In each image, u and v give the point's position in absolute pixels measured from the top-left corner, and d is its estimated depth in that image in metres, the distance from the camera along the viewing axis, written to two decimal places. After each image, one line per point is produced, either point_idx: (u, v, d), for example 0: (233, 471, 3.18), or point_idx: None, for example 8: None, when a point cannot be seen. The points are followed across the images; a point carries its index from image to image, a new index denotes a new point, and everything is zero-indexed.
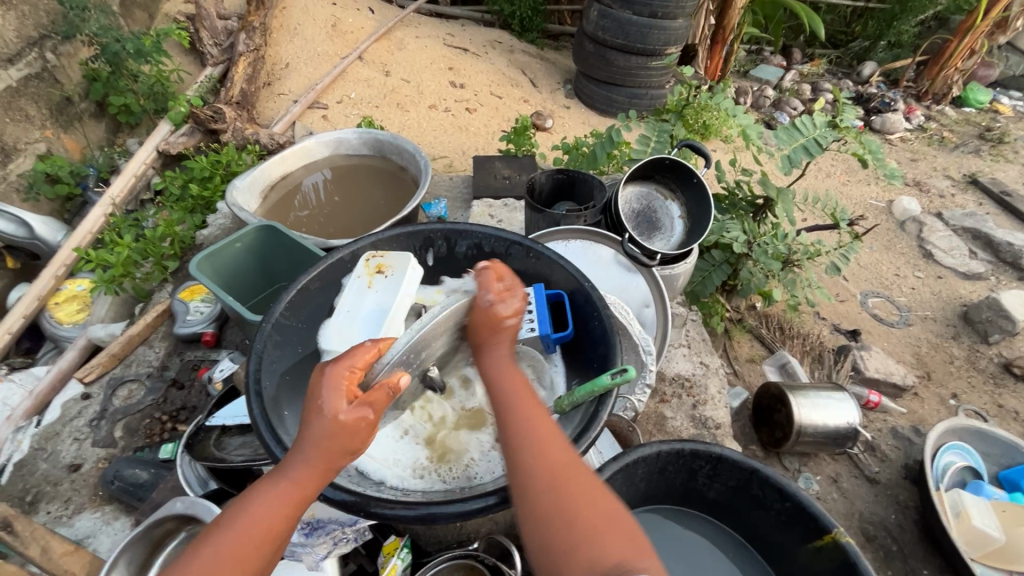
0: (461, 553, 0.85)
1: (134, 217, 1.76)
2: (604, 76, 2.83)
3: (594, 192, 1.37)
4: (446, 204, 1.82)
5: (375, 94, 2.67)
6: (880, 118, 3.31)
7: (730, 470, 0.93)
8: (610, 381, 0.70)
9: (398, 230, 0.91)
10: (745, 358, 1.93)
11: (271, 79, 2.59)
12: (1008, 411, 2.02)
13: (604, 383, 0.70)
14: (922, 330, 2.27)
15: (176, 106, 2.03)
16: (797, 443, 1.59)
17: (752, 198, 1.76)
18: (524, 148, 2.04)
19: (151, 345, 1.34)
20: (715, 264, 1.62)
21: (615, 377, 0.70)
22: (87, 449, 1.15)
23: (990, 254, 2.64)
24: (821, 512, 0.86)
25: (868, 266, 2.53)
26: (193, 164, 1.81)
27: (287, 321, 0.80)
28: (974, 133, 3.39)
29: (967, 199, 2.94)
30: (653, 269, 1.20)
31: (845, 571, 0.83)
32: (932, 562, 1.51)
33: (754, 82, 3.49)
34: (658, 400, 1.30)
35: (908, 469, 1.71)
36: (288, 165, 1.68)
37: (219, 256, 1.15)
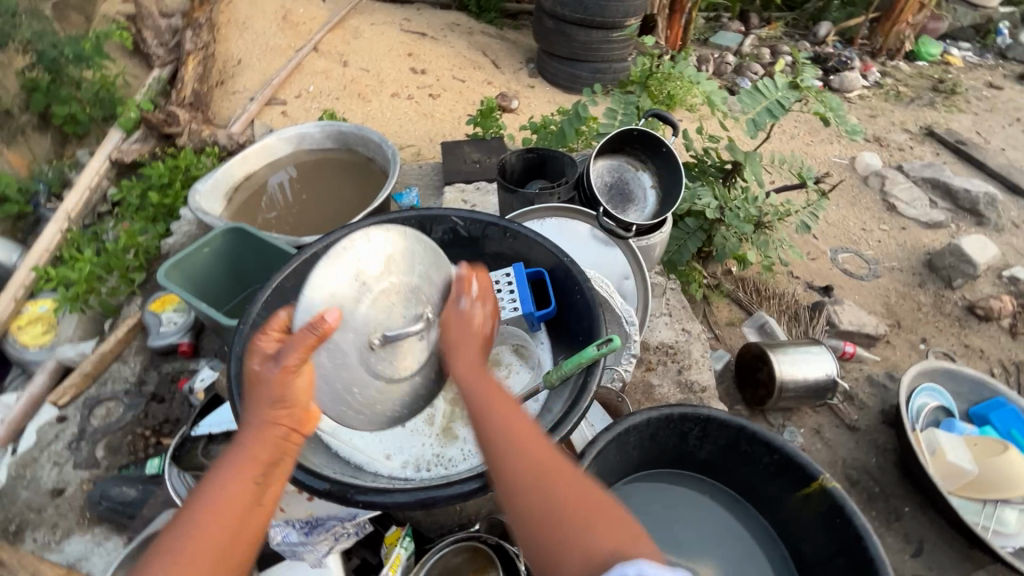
0: (464, 535, 0.85)
1: (94, 231, 1.69)
2: (567, 52, 2.80)
3: (566, 169, 1.36)
4: (418, 193, 1.79)
5: (333, 85, 2.60)
6: (839, 77, 3.36)
7: (718, 429, 0.96)
8: (595, 353, 0.71)
9: (370, 221, 0.89)
10: (725, 322, 1.97)
11: (224, 77, 2.50)
12: (974, 350, 2.12)
13: (589, 355, 0.71)
14: (890, 281, 2.35)
15: (125, 111, 1.94)
16: (779, 399, 1.64)
17: (721, 164, 1.78)
18: (492, 130, 2.01)
19: (126, 360, 1.31)
20: (689, 232, 1.64)
21: (600, 348, 0.71)
22: (69, 472, 1.12)
23: (950, 202, 2.73)
24: (808, 461, 0.89)
25: (836, 222, 2.59)
26: (150, 171, 1.74)
27: (265, 322, 0.78)
28: (928, 85, 3.48)
29: (925, 150, 3.03)
30: (629, 240, 1.22)
31: (834, 513, 0.87)
32: (912, 499, 1.59)
33: (715, 49, 3.51)
34: (644, 369, 1.32)
35: (885, 414, 1.78)
36: (251, 164, 1.63)
37: (187, 262, 1.12)
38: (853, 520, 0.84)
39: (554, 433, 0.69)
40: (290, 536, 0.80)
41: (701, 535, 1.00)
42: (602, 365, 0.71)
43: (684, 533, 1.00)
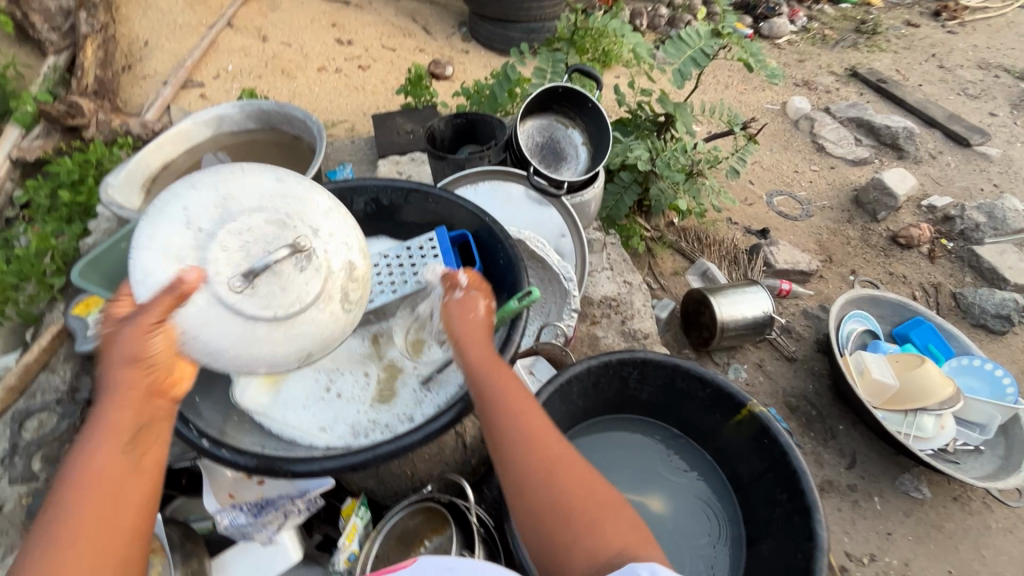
0: (417, 498, 0.87)
1: (2, 237, 1.57)
2: (497, 13, 2.74)
3: (495, 131, 1.35)
4: (352, 168, 1.74)
5: (254, 63, 2.46)
6: (767, 24, 3.43)
7: (655, 371, 1.01)
8: (518, 306, 0.76)
9: None
10: (670, 272, 2.04)
11: (131, 61, 2.32)
12: (898, 276, 2.27)
13: (513, 309, 0.77)
14: (822, 219, 2.47)
15: (20, 105, 1.79)
16: (722, 339, 1.72)
17: (654, 117, 1.81)
18: (424, 99, 1.97)
19: (54, 369, 1.24)
20: (625, 185, 1.66)
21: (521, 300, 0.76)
22: (4, 489, 1.07)
23: (873, 139, 2.87)
24: (736, 390, 0.95)
25: (770, 167, 2.68)
26: (56, 168, 1.62)
27: None
28: (850, 27, 3.60)
29: (850, 91, 3.15)
30: (562, 199, 1.23)
31: (762, 435, 0.93)
32: (845, 418, 1.72)
33: (647, 2, 3.50)
34: (589, 323, 1.35)
35: (819, 343, 1.90)
36: (168, 152, 1.54)
37: (103, 259, 1.06)
38: (779, 439, 0.90)
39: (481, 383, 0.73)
40: (238, 518, 0.81)
41: (649, 471, 1.07)
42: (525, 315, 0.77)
43: (634, 471, 1.07)
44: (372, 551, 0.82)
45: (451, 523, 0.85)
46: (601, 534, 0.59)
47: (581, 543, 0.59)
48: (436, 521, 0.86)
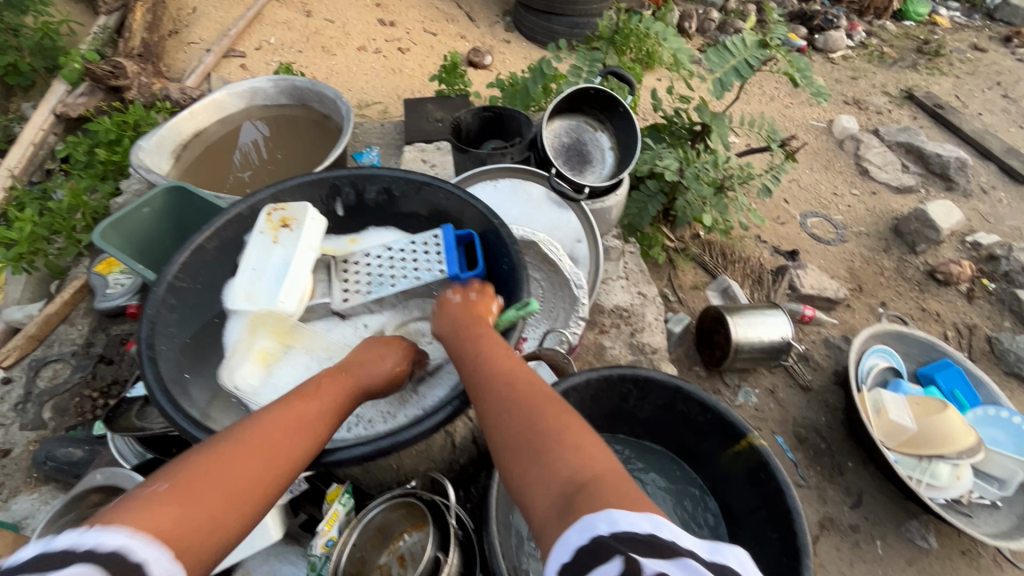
0: (400, 492, 0.86)
1: (39, 188, 1.63)
2: (543, 5, 2.70)
3: (522, 128, 1.33)
4: (379, 152, 1.75)
5: (296, 37, 2.48)
6: (823, 36, 3.30)
7: (656, 388, 0.98)
8: (515, 315, 0.75)
9: (300, 177, 0.84)
10: (690, 285, 1.99)
11: (179, 26, 2.38)
12: (931, 313, 2.17)
13: (510, 317, 0.76)
14: (856, 246, 2.37)
15: (69, 62, 1.85)
16: (735, 360, 1.68)
17: (689, 125, 1.75)
18: (458, 87, 1.95)
19: (73, 323, 1.28)
20: (650, 194, 1.60)
21: (519, 310, 0.75)
22: (15, 433, 1.11)
23: (921, 167, 2.74)
24: (738, 419, 0.92)
25: (808, 187, 2.59)
26: (96, 126, 1.67)
27: (181, 284, 0.74)
28: (911, 47, 3.43)
29: (903, 114, 3.01)
30: (581, 202, 1.21)
31: (759, 470, 0.90)
32: (856, 455, 1.66)
33: (698, 4, 3.41)
34: (597, 331, 1.33)
35: (838, 375, 1.84)
36: (201, 120, 1.56)
37: (126, 222, 1.08)
38: (775, 475, 0.86)
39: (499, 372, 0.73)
40: None
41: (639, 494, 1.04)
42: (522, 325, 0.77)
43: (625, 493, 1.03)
44: (349, 539, 0.81)
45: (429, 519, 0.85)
46: (555, 466, 0.56)
47: (554, 481, 0.55)
48: (416, 517, 0.87)
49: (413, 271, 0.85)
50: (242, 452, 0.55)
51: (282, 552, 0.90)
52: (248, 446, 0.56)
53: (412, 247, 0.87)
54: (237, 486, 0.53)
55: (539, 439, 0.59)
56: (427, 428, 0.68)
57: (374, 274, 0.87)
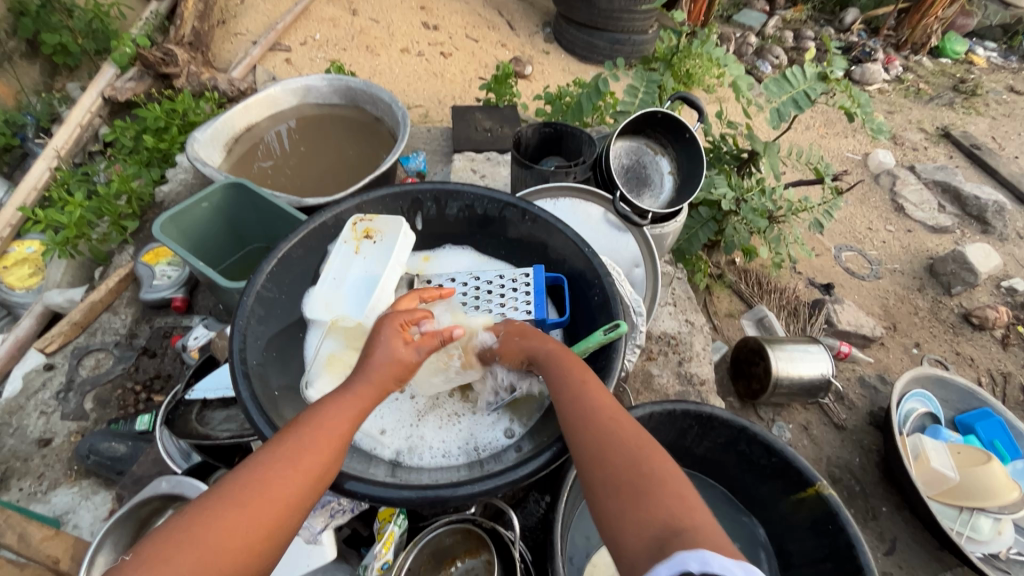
0: (459, 518, 0.83)
1: (84, 171, 1.62)
2: (586, 19, 2.68)
3: (583, 147, 1.30)
4: (425, 157, 1.74)
5: (341, 34, 2.48)
6: (861, 68, 3.28)
7: (720, 427, 0.95)
8: (604, 337, 0.72)
9: (385, 189, 0.84)
10: (725, 313, 1.97)
11: (225, 17, 2.38)
12: (965, 358, 2.14)
13: (597, 340, 0.73)
14: (890, 283, 2.34)
15: (119, 45, 1.84)
16: (772, 395, 1.65)
17: (738, 152, 1.71)
18: (505, 97, 1.93)
19: (116, 312, 1.26)
20: (702, 221, 1.62)
21: (609, 332, 0.72)
22: (56, 422, 1.09)
23: (957, 207, 2.70)
24: (806, 466, 0.89)
25: (843, 219, 2.56)
26: (145, 113, 1.66)
27: (269, 293, 0.72)
28: (949, 84, 3.40)
29: (939, 152, 2.98)
30: (644, 228, 1.17)
31: (825, 520, 0.87)
32: (890, 500, 1.63)
33: (737, 28, 3.40)
34: (645, 358, 1.30)
35: (873, 415, 1.81)
36: (253, 114, 1.55)
37: (184, 217, 1.07)
38: (845, 526, 0.84)
39: None
40: None
41: None
42: (610, 349, 0.74)
43: None
44: (406, 564, 0.79)
45: (490, 548, 0.82)
46: (652, 513, 0.52)
47: (646, 525, 0.52)
48: (471, 543, 0.85)
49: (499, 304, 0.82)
50: (245, 499, 0.50)
51: None
52: (249, 487, 0.51)
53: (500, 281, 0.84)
54: (230, 537, 0.48)
55: (637, 481, 0.55)
56: (501, 485, 0.63)
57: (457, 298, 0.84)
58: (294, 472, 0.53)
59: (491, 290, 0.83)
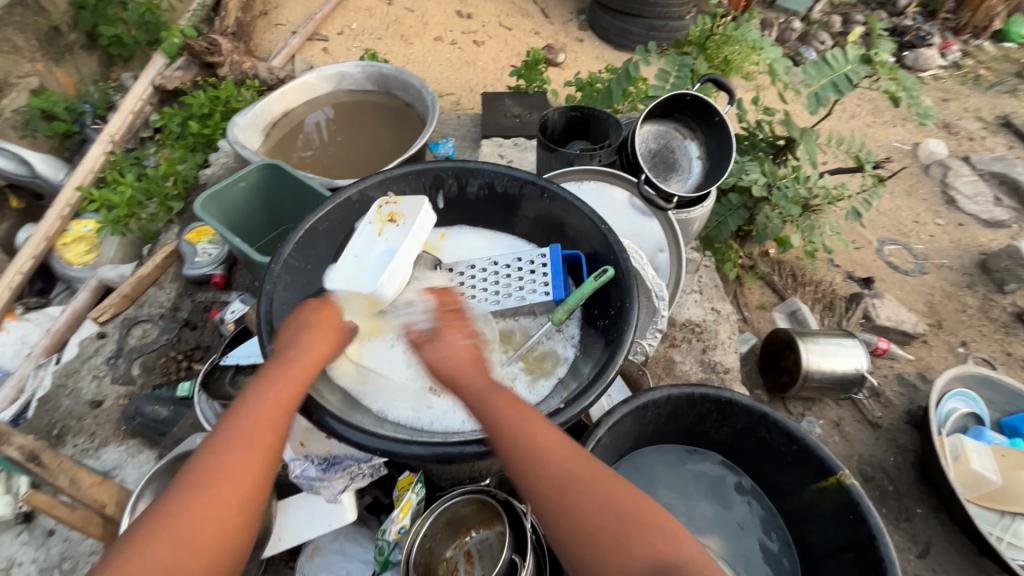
0: (474, 487, 0.86)
1: (135, 155, 1.71)
2: (620, 5, 2.64)
3: (610, 132, 1.30)
4: (454, 143, 1.76)
5: (377, 24, 2.53)
6: (913, 54, 3.11)
7: (740, 413, 0.94)
8: (596, 283, 0.77)
9: (407, 166, 0.87)
10: (755, 304, 1.93)
11: (268, 9, 2.46)
12: (1017, 359, 2.02)
13: (590, 287, 0.77)
14: (937, 279, 2.23)
15: (168, 36, 1.93)
16: (802, 388, 1.60)
17: (773, 139, 1.66)
18: (536, 84, 1.93)
19: (161, 286, 1.34)
20: (733, 208, 1.59)
21: (597, 277, 0.78)
22: (106, 385, 1.17)
23: (1015, 200, 2.54)
24: (828, 454, 0.88)
25: (887, 212, 2.45)
26: (191, 100, 1.74)
27: (295, 262, 0.77)
28: (1012, 70, 3.18)
29: (997, 142, 2.80)
30: (668, 213, 1.15)
31: (846, 510, 0.86)
32: (925, 502, 1.56)
33: (780, 13, 3.28)
34: (667, 344, 1.29)
35: (911, 415, 1.73)
36: (289, 101, 1.60)
37: (223, 195, 1.13)
38: (866, 515, 0.82)
39: (599, 383, 0.69)
40: (308, 470, 0.81)
41: (709, 527, 0.99)
42: (605, 293, 0.79)
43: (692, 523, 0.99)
44: (423, 529, 0.82)
45: (503, 519, 0.84)
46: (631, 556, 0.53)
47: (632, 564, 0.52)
48: (486, 514, 0.87)
49: (518, 290, 0.83)
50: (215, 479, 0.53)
51: (351, 532, 0.91)
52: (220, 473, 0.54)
53: (517, 267, 0.85)
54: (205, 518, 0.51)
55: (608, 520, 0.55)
56: None
57: (475, 288, 0.84)
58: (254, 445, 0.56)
59: (508, 278, 0.85)
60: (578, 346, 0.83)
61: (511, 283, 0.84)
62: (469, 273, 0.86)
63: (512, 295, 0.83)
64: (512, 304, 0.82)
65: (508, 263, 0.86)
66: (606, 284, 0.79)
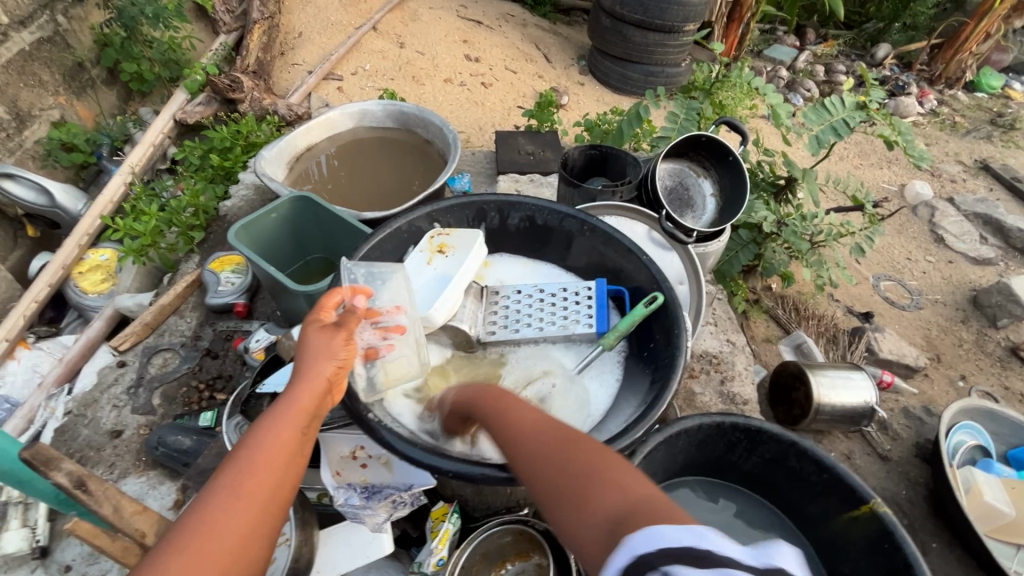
0: (513, 517, 0.86)
1: (154, 187, 1.73)
2: (620, 52, 2.78)
3: (628, 169, 1.36)
4: (470, 179, 1.81)
5: (389, 65, 2.62)
6: (894, 102, 3.29)
7: (769, 441, 0.96)
8: (646, 311, 0.82)
9: (453, 199, 0.92)
10: (762, 338, 1.97)
11: (284, 49, 2.55)
12: (1015, 393, 2.06)
13: (640, 314, 0.82)
14: (932, 314, 2.29)
15: (191, 73, 1.99)
16: (814, 421, 1.62)
17: (775, 178, 1.72)
18: (547, 124, 2.00)
19: (182, 315, 1.34)
20: (742, 243, 1.65)
21: (647, 306, 0.82)
22: (126, 415, 1.15)
23: (1000, 239, 2.64)
24: (859, 483, 0.89)
25: (880, 249, 2.54)
26: (213, 134, 1.78)
27: (351, 288, 0.81)
28: (985, 118, 3.37)
29: (978, 184, 2.94)
30: (689, 246, 1.19)
31: (881, 539, 0.86)
32: (941, 536, 1.56)
33: (768, 61, 3.47)
34: (687, 375, 1.31)
35: (919, 447, 1.75)
36: (313, 136, 1.65)
37: (257, 226, 1.15)
38: (901, 545, 0.83)
39: (645, 420, 0.71)
40: (353, 499, 0.82)
41: None
42: (653, 321, 0.83)
43: None
44: (460, 562, 0.81)
45: (544, 550, 0.84)
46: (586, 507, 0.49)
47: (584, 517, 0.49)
48: (522, 545, 0.87)
49: (563, 318, 0.88)
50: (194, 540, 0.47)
51: (383, 566, 0.89)
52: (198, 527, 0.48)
53: (563, 295, 0.90)
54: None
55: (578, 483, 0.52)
56: None
57: (521, 315, 0.88)
58: (268, 458, 0.54)
59: (553, 305, 0.89)
60: (622, 378, 0.85)
61: (556, 312, 0.88)
62: (515, 299, 0.90)
63: (556, 321, 0.87)
64: (557, 332, 0.86)
65: (551, 292, 0.91)
66: (652, 314, 0.83)
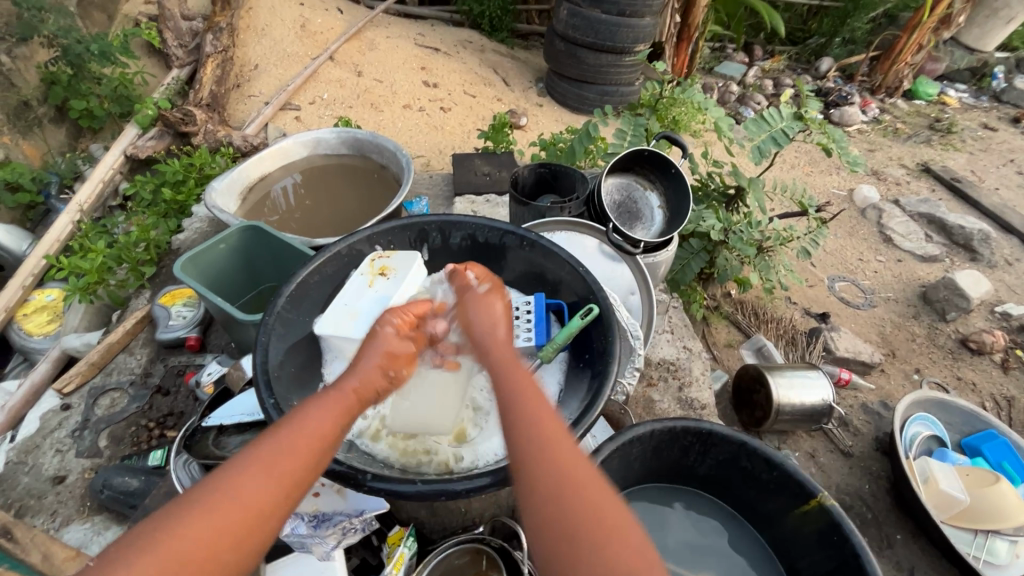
0: (469, 536, 0.85)
1: (104, 223, 1.70)
2: (576, 74, 2.87)
3: (576, 185, 1.39)
4: (428, 202, 1.83)
5: (347, 94, 2.65)
6: (838, 112, 3.46)
7: (720, 443, 0.97)
8: (582, 323, 0.83)
9: (393, 221, 0.94)
10: (723, 343, 2.01)
11: (241, 81, 2.55)
12: (967, 383, 2.14)
13: (577, 325, 0.83)
14: (885, 311, 2.38)
15: (142, 108, 1.98)
16: (776, 422, 1.65)
17: (724, 189, 1.79)
18: (503, 145, 2.04)
19: (132, 352, 1.31)
20: (693, 252, 1.69)
21: (584, 317, 0.83)
22: (70, 460, 1.11)
23: (944, 237, 2.77)
24: (806, 478, 0.91)
25: (833, 252, 2.64)
26: (165, 168, 1.76)
27: (288, 314, 0.81)
28: (924, 124, 3.55)
29: (921, 186, 3.09)
30: (637, 256, 1.23)
31: (831, 531, 0.88)
32: (904, 527, 1.60)
33: (719, 78, 3.62)
34: (646, 384, 1.33)
35: (879, 441, 1.80)
36: (266, 166, 1.65)
37: (203, 257, 1.13)
38: (849, 537, 0.85)
39: (581, 424, 0.71)
40: (298, 528, 0.80)
41: (701, 561, 1.00)
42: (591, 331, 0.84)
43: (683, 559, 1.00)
44: None
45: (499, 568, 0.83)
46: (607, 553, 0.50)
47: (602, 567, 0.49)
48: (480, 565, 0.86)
49: None
50: (220, 500, 0.52)
51: None
52: (218, 489, 0.53)
53: None
54: (192, 542, 0.49)
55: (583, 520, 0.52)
56: (498, 482, 0.67)
57: None
58: (266, 471, 0.56)
59: None
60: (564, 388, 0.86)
61: None
62: None
63: None
64: None
65: None
66: (590, 323, 0.85)
